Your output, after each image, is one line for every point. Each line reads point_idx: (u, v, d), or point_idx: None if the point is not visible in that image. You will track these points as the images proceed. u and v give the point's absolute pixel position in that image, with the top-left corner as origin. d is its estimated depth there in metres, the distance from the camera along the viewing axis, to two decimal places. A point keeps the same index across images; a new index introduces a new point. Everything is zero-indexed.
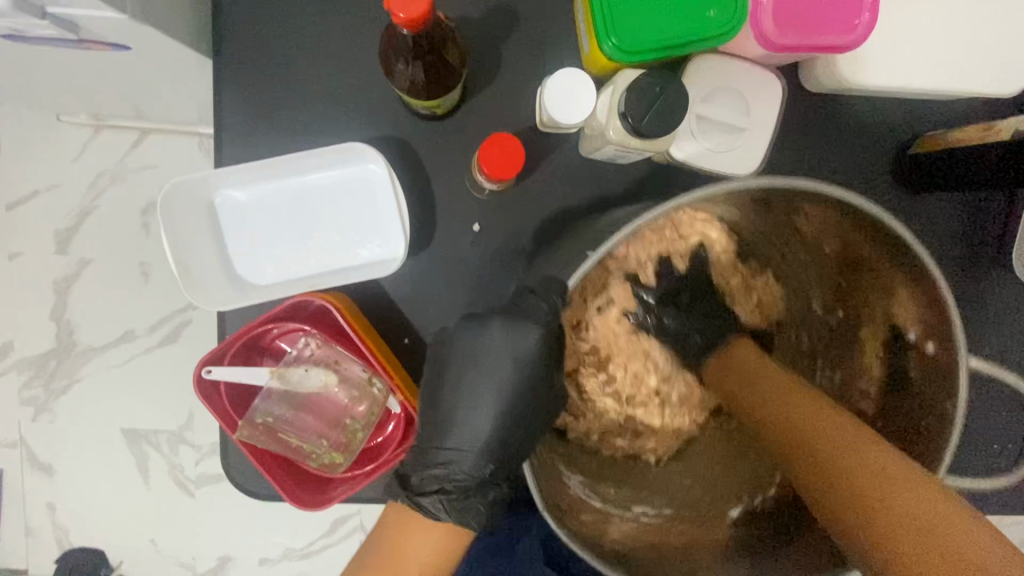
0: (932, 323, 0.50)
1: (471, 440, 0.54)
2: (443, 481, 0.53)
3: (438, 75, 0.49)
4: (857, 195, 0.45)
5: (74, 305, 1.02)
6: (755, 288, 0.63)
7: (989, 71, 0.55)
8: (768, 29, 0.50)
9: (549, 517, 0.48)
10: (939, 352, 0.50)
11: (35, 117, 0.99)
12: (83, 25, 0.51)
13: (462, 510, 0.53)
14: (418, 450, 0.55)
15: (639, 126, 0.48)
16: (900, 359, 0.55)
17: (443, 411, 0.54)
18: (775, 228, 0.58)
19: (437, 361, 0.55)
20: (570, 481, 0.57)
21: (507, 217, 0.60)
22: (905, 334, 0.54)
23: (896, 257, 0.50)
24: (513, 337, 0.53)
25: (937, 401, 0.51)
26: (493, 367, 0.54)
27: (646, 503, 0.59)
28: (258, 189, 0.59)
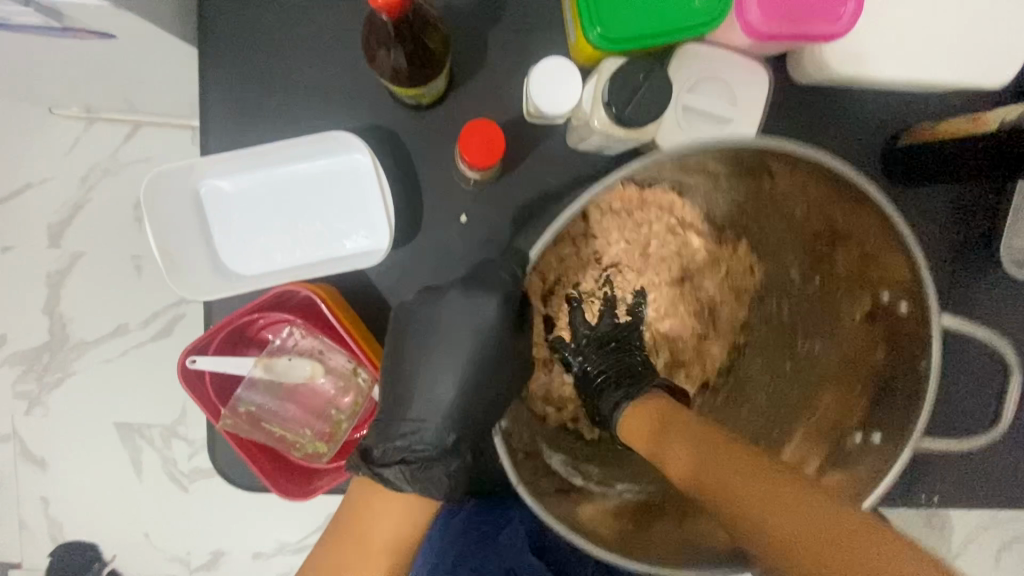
0: (904, 277, 0.50)
1: (434, 410, 0.54)
2: (406, 451, 0.53)
3: (421, 63, 0.48)
4: (828, 158, 0.44)
5: (66, 298, 1.01)
6: (725, 260, 0.63)
7: (977, 62, 0.55)
8: (754, 18, 0.49)
9: (528, 497, 0.47)
10: (914, 309, 0.50)
11: (26, 109, 0.98)
12: (66, 13, 0.51)
13: (426, 486, 0.52)
14: (384, 423, 0.54)
15: (623, 114, 0.47)
16: (880, 317, 0.54)
17: (416, 390, 0.54)
18: (754, 200, 0.58)
19: (401, 331, 0.55)
20: (552, 460, 0.58)
21: (494, 208, 0.60)
22: (881, 298, 0.54)
23: (866, 214, 0.49)
24: (470, 305, 0.53)
25: (915, 359, 0.51)
26: (459, 340, 0.54)
27: (629, 481, 0.60)
28: (242, 178, 0.59)
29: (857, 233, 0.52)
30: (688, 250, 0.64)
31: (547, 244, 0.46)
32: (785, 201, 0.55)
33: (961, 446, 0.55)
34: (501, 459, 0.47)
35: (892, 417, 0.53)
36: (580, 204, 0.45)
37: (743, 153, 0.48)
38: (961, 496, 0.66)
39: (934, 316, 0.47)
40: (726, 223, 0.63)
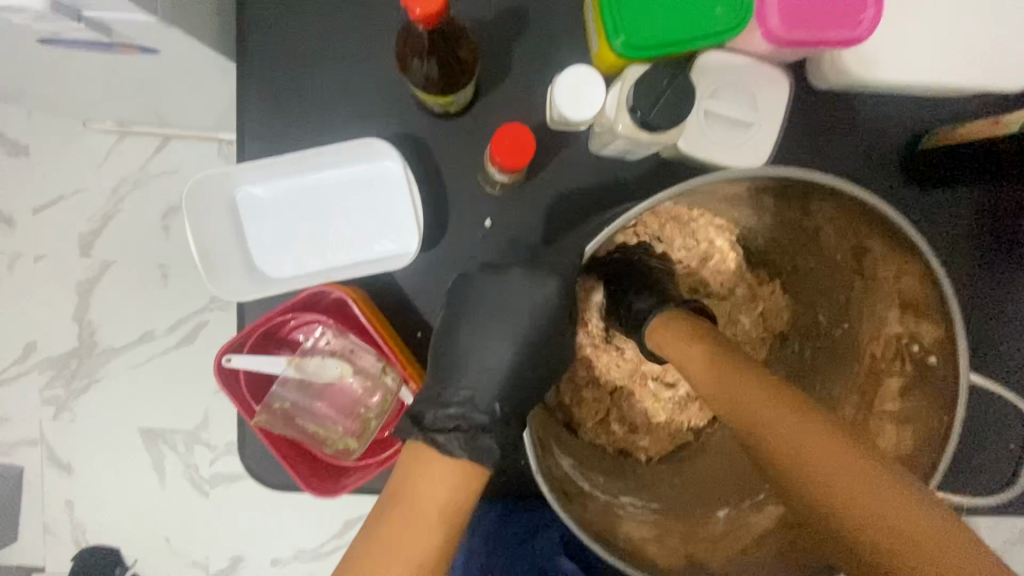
0: (940, 332, 0.49)
1: (487, 379, 0.54)
2: (460, 417, 0.51)
3: (452, 71, 0.50)
4: (864, 194, 0.45)
5: (95, 306, 1.05)
6: (758, 298, 0.64)
7: (995, 66, 0.56)
8: (774, 25, 0.50)
9: (543, 487, 0.47)
10: (943, 367, 0.49)
11: (64, 124, 1.03)
12: (115, 29, 0.54)
13: (479, 454, 0.48)
14: (434, 390, 0.53)
15: (648, 118, 0.49)
16: (902, 372, 0.54)
17: (461, 361, 0.54)
18: (788, 234, 0.59)
19: (456, 307, 0.56)
20: (562, 461, 0.56)
21: (518, 212, 0.62)
22: (911, 347, 0.53)
23: (910, 264, 0.49)
24: (529, 290, 0.54)
25: (936, 417, 0.50)
26: (511, 316, 0.55)
27: (633, 495, 0.58)
28: (277, 184, 0.61)
29: (895, 277, 0.52)
30: (726, 276, 0.64)
31: (605, 240, 0.48)
32: (825, 242, 0.56)
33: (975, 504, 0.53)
34: (528, 447, 0.48)
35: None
36: (631, 215, 0.46)
37: (783, 185, 0.49)
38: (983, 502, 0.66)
39: (965, 373, 0.46)
40: (761, 261, 0.64)
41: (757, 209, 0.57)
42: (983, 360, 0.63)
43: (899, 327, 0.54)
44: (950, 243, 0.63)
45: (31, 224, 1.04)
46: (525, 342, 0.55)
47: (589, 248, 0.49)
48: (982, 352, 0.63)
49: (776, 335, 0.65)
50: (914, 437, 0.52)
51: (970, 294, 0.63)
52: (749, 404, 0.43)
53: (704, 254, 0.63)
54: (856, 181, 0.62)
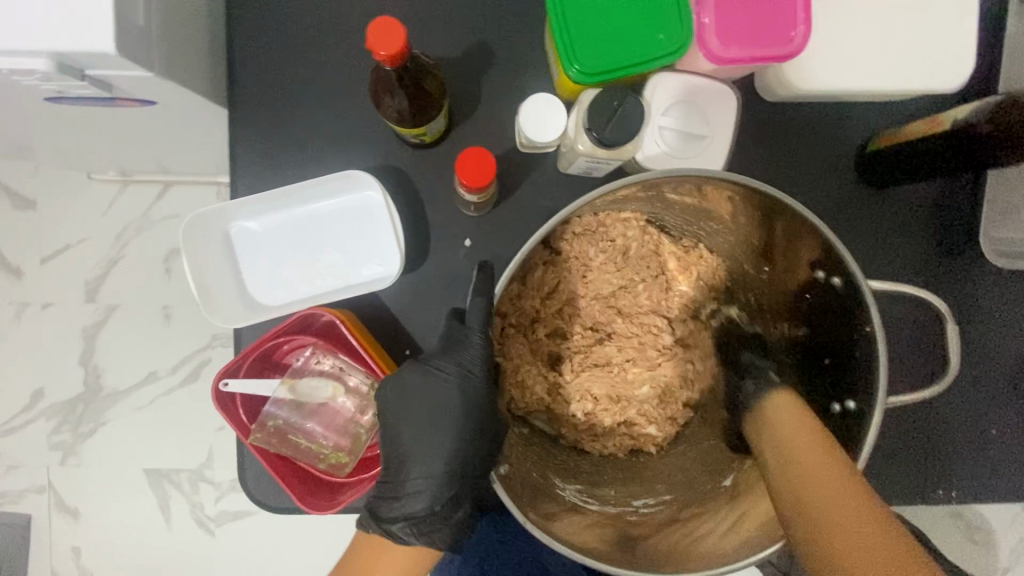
0: (830, 259, 0.55)
1: (426, 466, 0.60)
2: (409, 509, 0.60)
3: (422, 104, 0.54)
4: (738, 176, 0.51)
5: (100, 349, 1.08)
6: (691, 264, 0.71)
7: (925, 72, 0.60)
8: (713, 47, 0.54)
9: (516, 512, 0.52)
10: (844, 284, 0.55)
11: (70, 177, 1.09)
12: (116, 84, 0.59)
13: (431, 535, 0.60)
14: (388, 484, 0.60)
15: (603, 138, 0.53)
16: (821, 297, 0.60)
17: (406, 453, 0.61)
18: (690, 214, 0.65)
19: (387, 409, 0.60)
20: (567, 490, 0.64)
21: (494, 232, 0.66)
22: (818, 275, 0.59)
23: (789, 218, 0.55)
24: (445, 374, 0.59)
25: (857, 328, 0.56)
26: (440, 411, 0.60)
27: (645, 496, 0.67)
28: (269, 218, 0.65)
29: (782, 230, 0.58)
30: (657, 255, 0.71)
31: (522, 261, 0.51)
32: (728, 217, 0.62)
33: (928, 396, 0.58)
34: (508, 506, 0.52)
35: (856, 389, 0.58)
36: (539, 236, 0.51)
37: (704, 189, 0.57)
38: (949, 482, 0.69)
39: (864, 286, 0.52)
40: (681, 233, 0.71)
41: (666, 204, 0.64)
42: (923, 335, 0.69)
43: (802, 264, 0.60)
44: (907, 239, 0.67)
45: (38, 274, 1.09)
46: (456, 426, 0.60)
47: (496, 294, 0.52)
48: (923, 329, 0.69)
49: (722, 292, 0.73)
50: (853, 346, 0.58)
51: (929, 286, 0.68)
52: (808, 462, 0.49)
53: (627, 244, 0.69)
54: (810, 186, 0.66)
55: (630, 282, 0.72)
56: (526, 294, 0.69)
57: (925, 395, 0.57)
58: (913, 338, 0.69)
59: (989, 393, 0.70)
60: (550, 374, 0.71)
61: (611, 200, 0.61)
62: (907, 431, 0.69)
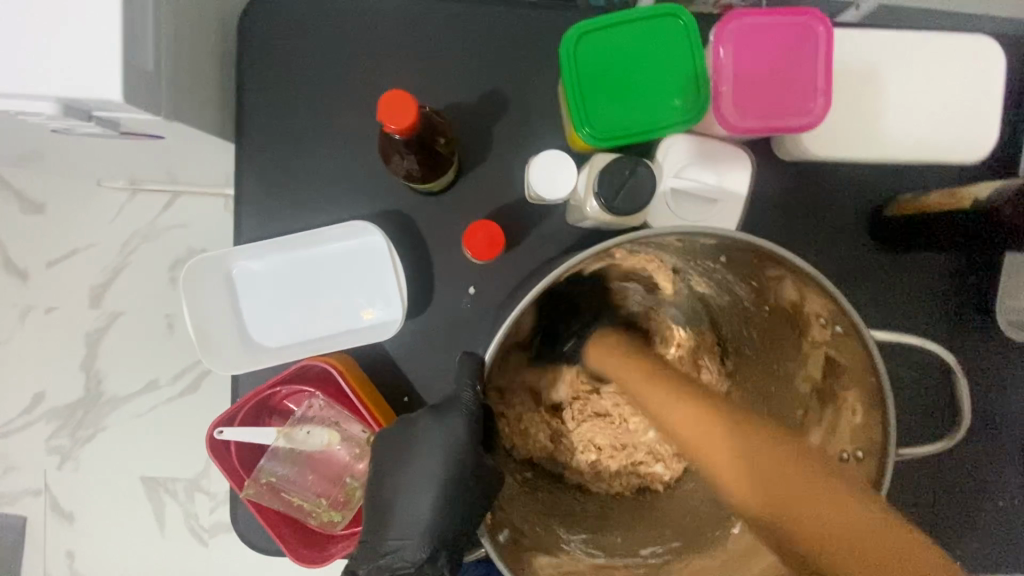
0: (830, 308, 0.51)
1: (413, 524, 0.57)
2: (387, 569, 0.56)
3: (432, 163, 0.54)
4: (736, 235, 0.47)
5: (102, 356, 1.08)
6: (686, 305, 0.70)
7: (946, 140, 0.59)
8: (729, 115, 0.53)
9: (504, 570, 0.50)
10: (846, 333, 0.52)
11: (79, 183, 1.09)
12: (125, 122, 0.58)
13: None
14: (366, 543, 0.57)
15: (611, 206, 0.51)
16: (827, 343, 0.56)
17: (392, 506, 0.58)
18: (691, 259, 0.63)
19: (379, 462, 0.58)
20: (571, 543, 0.62)
21: (498, 277, 0.65)
22: (820, 322, 0.55)
23: (787, 269, 0.51)
24: (441, 431, 0.56)
25: (867, 376, 0.52)
26: (426, 468, 0.57)
27: (654, 543, 0.64)
28: (271, 260, 0.65)
29: (779, 278, 0.54)
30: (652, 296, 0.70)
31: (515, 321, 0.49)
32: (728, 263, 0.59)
33: (944, 448, 0.57)
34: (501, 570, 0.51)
35: (867, 433, 0.54)
36: (526, 301, 0.48)
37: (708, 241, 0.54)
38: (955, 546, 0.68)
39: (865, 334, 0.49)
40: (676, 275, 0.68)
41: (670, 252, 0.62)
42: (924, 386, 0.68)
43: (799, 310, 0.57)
44: (919, 306, 0.66)
45: (44, 277, 1.09)
46: (447, 486, 0.57)
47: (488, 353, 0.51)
48: (925, 380, 0.68)
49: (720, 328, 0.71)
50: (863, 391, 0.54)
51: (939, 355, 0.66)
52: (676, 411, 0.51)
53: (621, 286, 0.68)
54: (822, 246, 0.65)
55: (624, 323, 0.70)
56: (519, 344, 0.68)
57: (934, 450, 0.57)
58: (918, 394, 0.67)
59: (999, 455, 0.68)
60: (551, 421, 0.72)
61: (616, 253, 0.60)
62: (912, 491, 0.68)
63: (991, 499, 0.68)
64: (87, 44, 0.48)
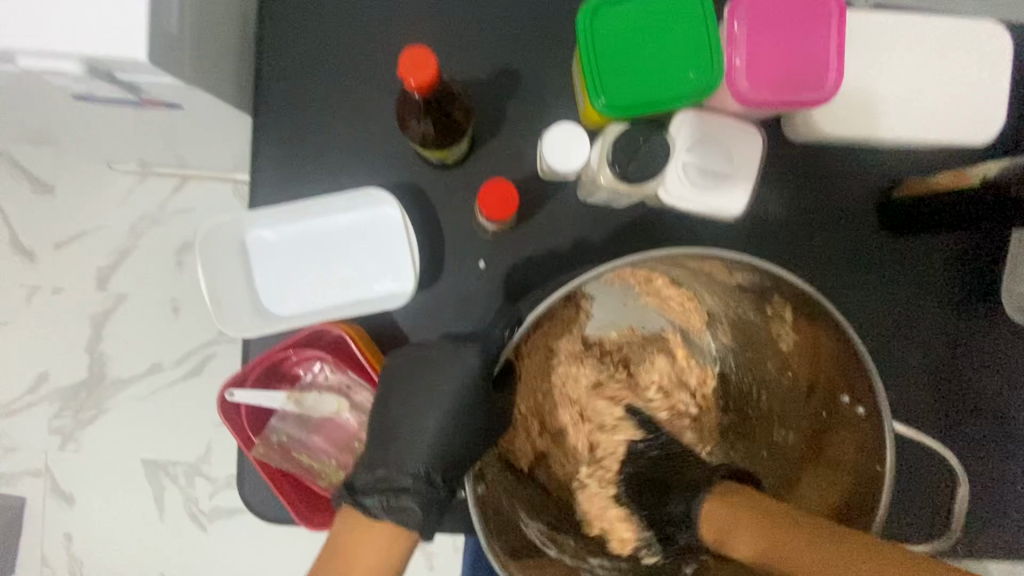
0: (865, 391, 0.53)
1: (416, 445, 0.57)
2: (386, 481, 0.55)
3: (447, 129, 0.54)
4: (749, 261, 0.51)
5: (107, 338, 1.09)
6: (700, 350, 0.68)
7: (955, 122, 0.60)
8: (742, 88, 0.54)
9: (478, 526, 0.51)
10: (869, 416, 0.53)
11: (90, 165, 1.09)
12: (144, 88, 0.59)
13: (400, 516, 0.52)
14: (369, 457, 0.57)
15: (625, 172, 0.52)
16: (843, 421, 0.57)
17: (397, 426, 0.58)
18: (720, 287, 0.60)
19: (392, 380, 0.59)
20: (531, 527, 0.59)
21: (509, 254, 0.65)
22: (845, 399, 0.56)
23: (827, 326, 0.53)
24: (457, 359, 0.58)
25: (869, 463, 0.54)
26: (438, 397, 0.57)
27: (602, 556, 0.63)
28: (285, 228, 0.65)
29: (818, 334, 0.55)
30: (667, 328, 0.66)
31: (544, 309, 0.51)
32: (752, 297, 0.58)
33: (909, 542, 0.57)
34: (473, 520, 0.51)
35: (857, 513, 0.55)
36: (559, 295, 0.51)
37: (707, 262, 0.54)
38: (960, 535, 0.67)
39: (889, 426, 0.51)
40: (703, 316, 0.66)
41: (688, 270, 0.59)
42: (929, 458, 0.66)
43: (833, 381, 0.57)
44: (924, 291, 0.66)
45: (52, 258, 1.09)
46: (458, 452, 0.57)
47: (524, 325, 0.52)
48: (932, 462, 0.66)
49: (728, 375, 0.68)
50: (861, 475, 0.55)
51: (944, 341, 0.67)
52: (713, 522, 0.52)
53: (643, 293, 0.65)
54: (829, 229, 0.66)
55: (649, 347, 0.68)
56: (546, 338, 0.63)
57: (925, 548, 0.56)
58: (927, 379, 0.67)
59: (1007, 448, 0.67)
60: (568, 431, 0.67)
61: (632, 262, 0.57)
62: (916, 495, 0.66)
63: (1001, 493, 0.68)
64: (113, 5, 0.49)
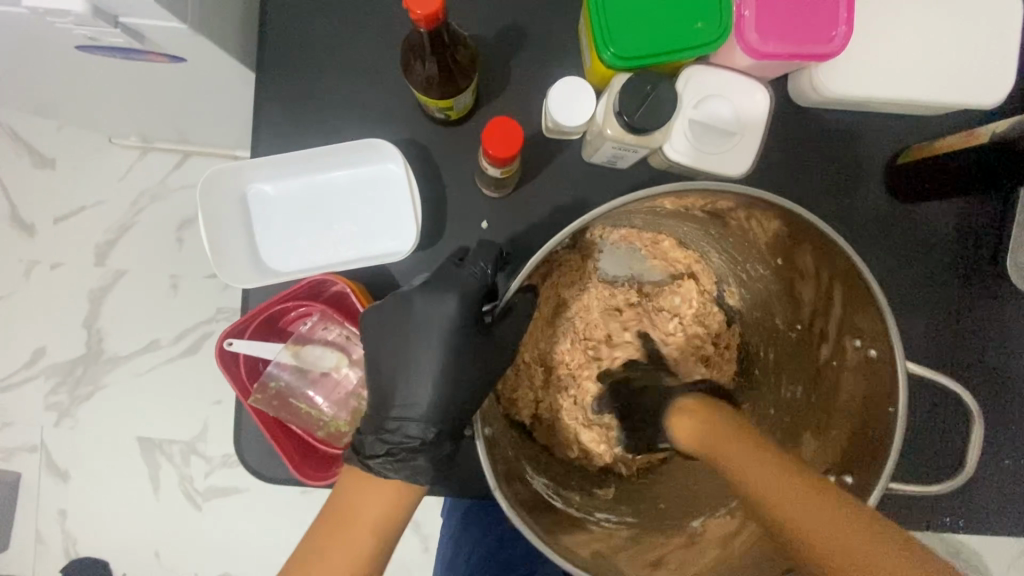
0: (877, 329, 0.52)
1: (416, 399, 0.56)
2: (391, 442, 0.55)
3: (450, 74, 0.54)
4: (757, 192, 0.49)
5: (104, 314, 1.08)
6: (715, 310, 0.69)
7: (966, 83, 0.59)
8: (751, 39, 0.54)
9: (491, 481, 0.50)
10: (881, 358, 0.52)
11: (91, 140, 1.09)
12: (148, 35, 0.58)
13: (413, 470, 0.54)
14: (373, 419, 0.57)
15: (633, 121, 0.52)
16: (857, 368, 0.57)
17: (395, 382, 0.57)
18: (732, 241, 0.62)
19: (383, 334, 0.57)
20: (536, 481, 0.60)
21: (513, 216, 0.65)
22: (854, 343, 0.56)
23: (833, 261, 0.53)
24: (434, 306, 0.56)
25: (882, 407, 0.52)
26: (435, 346, 0.56)
27: (609, 512, 0.62)
28: (286, 182, 0.65)
29: (827, 275, 0.56)
30: (682, 286, 0.69)
31: (546, 252, 0.50)
32: (762, 246, 0.60)
33: (930, 492, 0.54)
34: (485, 469, 0.50)
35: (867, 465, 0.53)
36: (561, 235, 0.50)
37: (713, 203, 0.55)
38: (960, 506, 0.66)
39: (902, 365, 0.49)
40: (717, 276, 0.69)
41: (700, 224, 0.61)
42: (938, 412, 0.65)
43: (844, 328, 0.57)
44: (930, 258, 0.66)
45: (51, 233, 1.09)
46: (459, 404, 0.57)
47: (527, 264, 0.51)
48: (938, 418, 0.65)
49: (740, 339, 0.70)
50: (871, 422, 0.54)
51: (950, 309, 0.66)
52: (723, 451, 0.48)
53: (659, 253, 0.68)
54: (836, 195, 0.65)
55: (666, 307, 0.69)
56: (562, 293, 0.66)
57: (927, 489, 0.54)
58: (932, 348, 0.66)
59: (1009, 421, 0.67)
60: (577, 392, 0.68)
61: (645, 209, 0.59)
62: (923, 463, 0.65)
63: (1002, 466, 0.67)
64: None
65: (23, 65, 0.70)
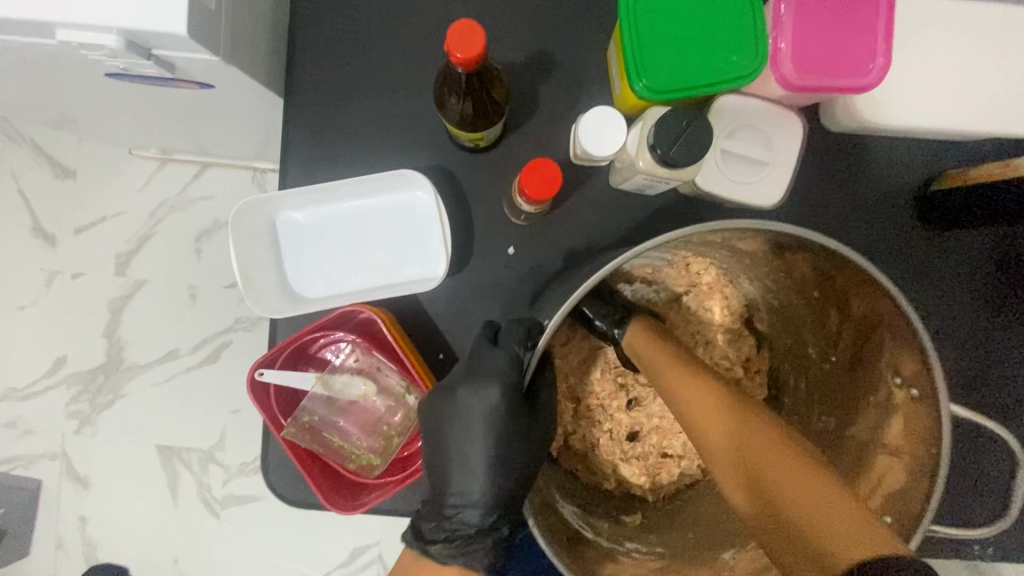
0: (920, 366, 0.51)
1: (472, 480, 0.58)
2: (449, 530, 0.58)
3: (485, 109, 0.54)
4: (791, 228, 0.47)
5: (125, 324, 1.09)
6: (745, 338, 0.69)
7: (1007, 111, 0.58)
8: (786, 71, 0.53)
9: (538, 534, 0.50)
10: (924, 398, 0.51)
11: (111, 151, 1.10)
12: (179, 64, 0.58)
13: (468, 556, 0.58)
14: (432, 502, 0.60)
15: (667, 156, 0.51)
16: (902, 407, 0.55)
17: (448, 462, 0.59)
18: (765, 270, 0.62)
19: (434, 418, 0.59)
20: (564, 508, 0.61)
21: (540, 241, 0.65)
22: (894, 381, 0.55)
23: (873, 294, 0.52)
24: (475, 395, 0.58)
25: (924, 447, 0.52)
26: (481, 429, 0.58)
27: (637, 541, 0.63)
28: (315, 210, 0.65)
29: (865, 306, 0.54)
30: (707, 312, 0.69)
31: (572, 305, 0.49)
32: (797, 276, 0.60)
33: (972, 536, 0.53)
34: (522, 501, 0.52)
35: (904, 505, 0.53)
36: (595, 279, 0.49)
37: (742, 237, 0.55)
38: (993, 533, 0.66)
39: (944, 409, 0.48)
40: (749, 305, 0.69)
41: (735, 254, 0.61)
42: (978, 452, 0.65)
43: (883, 362, 0.56)
44: (965, 287, 0.65)
45: (71, 243, 1.10)
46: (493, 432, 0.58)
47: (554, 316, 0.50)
48: (975, 461, 0.65)
49: (766, 370, 0.70)
50: (910, 460, 0.53)
51: (984, 336, 0.65)
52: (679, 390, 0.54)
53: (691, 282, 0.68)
54: (869, 223, 0.64)
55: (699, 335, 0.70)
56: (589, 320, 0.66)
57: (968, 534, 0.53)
58: (966, 375, 0.65)
59: None
60: (606, 419, 0.69)
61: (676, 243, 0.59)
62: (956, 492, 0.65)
63: None
64: None
65: (50, 85, 0.71)
